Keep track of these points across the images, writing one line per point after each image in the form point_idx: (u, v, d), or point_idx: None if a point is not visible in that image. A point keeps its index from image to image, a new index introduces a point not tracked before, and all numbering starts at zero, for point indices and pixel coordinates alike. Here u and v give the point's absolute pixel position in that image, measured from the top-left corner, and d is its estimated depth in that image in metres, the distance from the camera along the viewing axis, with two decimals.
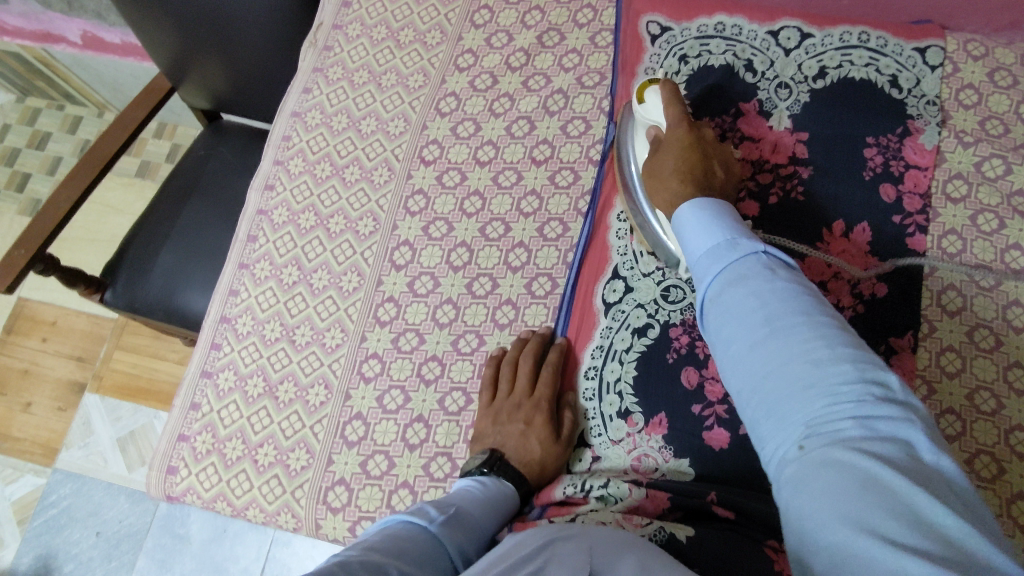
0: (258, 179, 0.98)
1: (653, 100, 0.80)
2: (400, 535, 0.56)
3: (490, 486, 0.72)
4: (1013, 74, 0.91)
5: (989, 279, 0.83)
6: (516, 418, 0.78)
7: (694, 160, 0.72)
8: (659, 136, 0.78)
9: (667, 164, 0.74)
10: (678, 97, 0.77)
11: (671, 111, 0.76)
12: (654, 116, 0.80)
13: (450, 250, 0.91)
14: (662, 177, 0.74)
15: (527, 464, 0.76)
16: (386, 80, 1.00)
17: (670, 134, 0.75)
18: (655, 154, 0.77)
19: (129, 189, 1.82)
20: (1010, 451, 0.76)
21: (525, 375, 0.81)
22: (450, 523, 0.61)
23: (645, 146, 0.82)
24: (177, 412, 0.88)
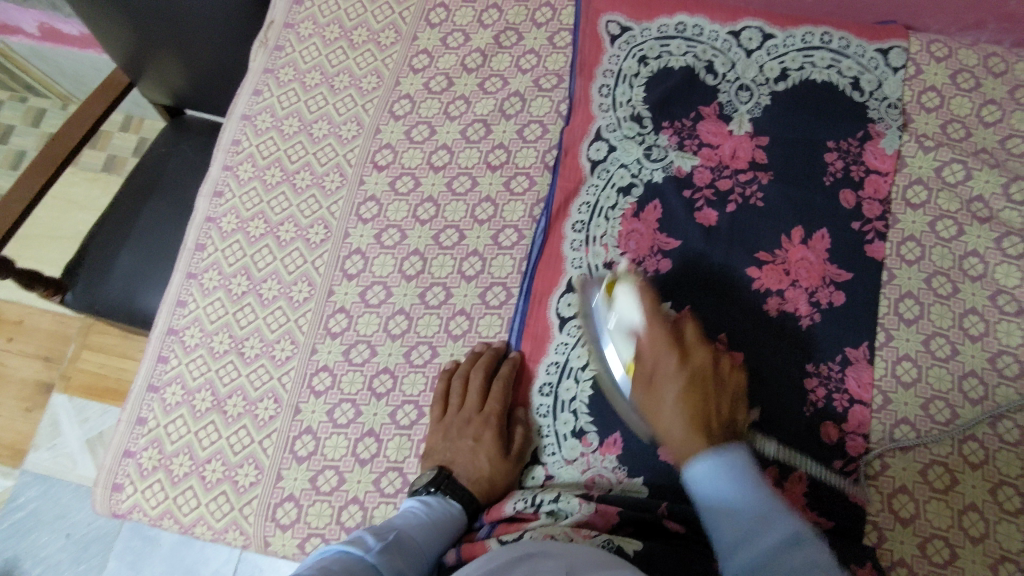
0: (207, 185, 0.95)
1: (624, 300, 0.73)
2: (338, 566, 0.55)
3: (434, 508, 0.72)
4: (975, 77, 0.89)
5: (947, 287, 0.82)
6: (466, 435, 0.78)
7: (697, 404, 0.66)
8: (637, 368, 0.70)
9: (666, 404, 0.66)
10: (660, 312, 0.71)
11: (653, 330, 0.70)
12: (625, 316, 0.72)
13: (403, 258, 0.89)
14: (659, 410, 0.67)
15: (476, 482, 0.76)
16: (338, 81, 0.97)
17: (664, 365, 0.68)
18: (645, 384, 0.69)
19: (93, 185, 1.77)
20: (963, 462, 0.76)
21: (476, 391, 0.79)
22: (388, 550, 0.61)
23: (625, 342, 0.72)
24: (123, 427, 0.86)
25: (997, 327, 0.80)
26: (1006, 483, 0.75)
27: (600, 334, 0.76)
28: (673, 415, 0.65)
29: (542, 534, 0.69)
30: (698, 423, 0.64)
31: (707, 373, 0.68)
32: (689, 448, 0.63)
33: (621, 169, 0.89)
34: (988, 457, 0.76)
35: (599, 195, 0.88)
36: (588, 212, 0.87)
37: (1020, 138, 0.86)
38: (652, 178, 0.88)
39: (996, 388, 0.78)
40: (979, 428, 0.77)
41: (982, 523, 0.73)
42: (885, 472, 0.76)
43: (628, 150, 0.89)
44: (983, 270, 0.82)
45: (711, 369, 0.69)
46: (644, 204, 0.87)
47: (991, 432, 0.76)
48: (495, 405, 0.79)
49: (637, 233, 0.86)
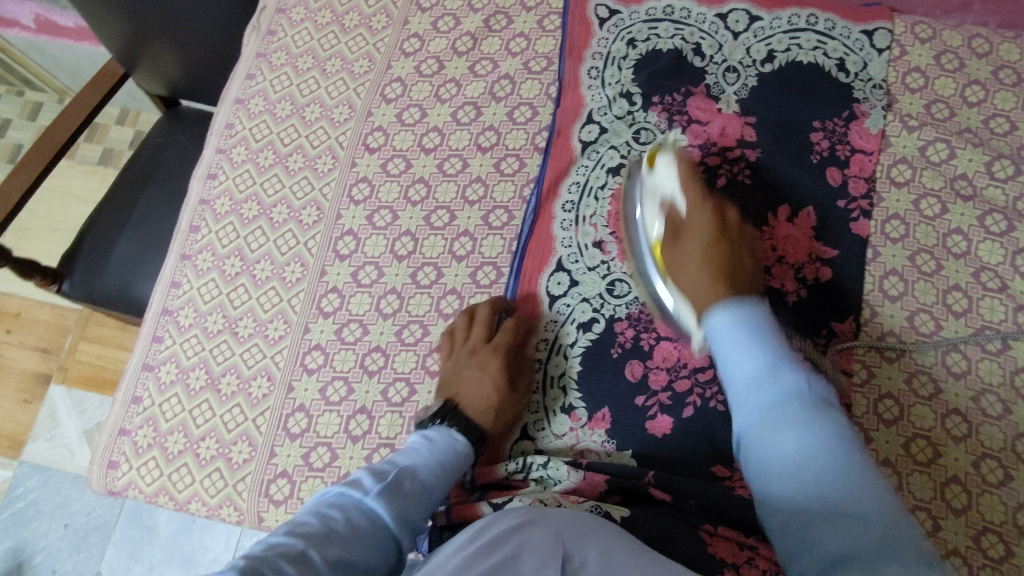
0: (200, 168, 0.96)
1: (665, 171, 0.78)
2: (332, 514, 0.56)
3: (438, 443, 0.69)
4: (959, 57, 0.90)
5: (931, 264, 0.83)
6: (472, 365, 0.78)
7: (727, 256, 0.71)
8: (671, 218, 0.76)
9: (694, 245, 0.72)
10: (691, 170, 0.77)
11: (688, 197, 0.75)
12: (665, 191, 0.78)
13: (395, 239, 0.90)
14: (684, 262, 0.72)
15: (481, 411, 0.75)
16: (330, 66, 0.98)
17: (693, 218, 0.74)
18: (675, 238, 0.75)
19: (91, 177, 1.78)
20: (946, 435, 0.77)
21: (483, 324, 0.81)
22: (389, 490, 0.60)
23: (655, 217, 0.78)
24: (118, 406, 0.87)
25: (980, 303, 0.81)
26: (988, 456, 0.76)
27: (635, 221, 0.81)
28: (695, 280, 0.71)
29: (531, 499, 0.71)
30: (723, 274, 0.69)
31: (734, 227, 0.73)
32: (715, 301, 0.67)
33: (611, 150, 0.90)
34: (971, 430, 0.77)
35: (588, 176, 0.89)
36: (577, 193, 0.88)
37: (1003, 117, 0.87)
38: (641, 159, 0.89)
39: (979, 362, 0.79)
40: (962, 402, 0.78)
41: (964, 494, 0.75)
42: (870, 445, 0.77)
43: (617, 131, 0.90)
44: (966, 248, 0.83)
45: (739, 254, 0.73)
46: None
47: (974, 406, 0.77)
48: (502, 339, 0.80)
49: None
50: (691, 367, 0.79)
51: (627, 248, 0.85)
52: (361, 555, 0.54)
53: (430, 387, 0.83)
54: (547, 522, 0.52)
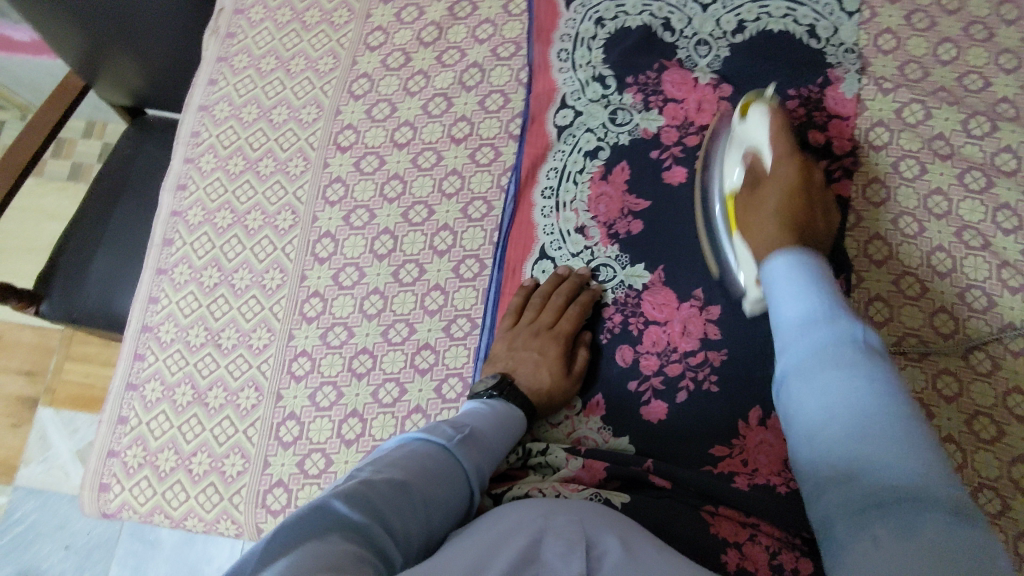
0: (169, 180, 0.94)
1: (756, 118, 0.77)
2: (421, 453, 0.58)
3: (497, 408, 0.71)
4: (930, 16, 0.90)
5: (913, 226, 0.83)
6: (533, 347, 0.78)
7: (798, 200, 0.70)
8: (755, 168, 0.75)
9: (771, 195, 0.71)
10: (786, 132, 0.74)
11: (776, 143, 0.73)
12: (750, 140, 0.77)
13: (374, 238, 0.88)
14: (758, 210, 0.72)
15: (535, 392, 0.75)
16: (294, 65, 0.96)
17: (777, 170, 0.72)
18: (753, 188, 0.74)
19: (62, 193, 1.72)
20: (938, 395, 0.77)
21: (553, 310, 0.80)
22: (467, 442, 0.62)
23: (738, 162, 0.79)
24: (104, 428, 0.85)
25: (964, 262, 0.81)
26: (981, 413, 0.76)
27: (714, 179, 0.83)
28: (764, 239, 0.69)
29: (529, 487, 0.70)
30: (793, 221, 0.68)
31: (813, 184, 0.73)
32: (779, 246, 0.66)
33: (587, 133, 0.89)
34: (963, 389, 0.77)
35: (566, 161, 0.88)
36: (556, 178, 0.87)
37: (977, 73, 0.87)
38: (618, 140, 0.88)
39: (965, 321, 0.79)
40: (952, 361, 0.78)
41: (959, 453, 0.75)
42: None
43: (593, 113, 0.89)
44: (947, 207, 0.83)
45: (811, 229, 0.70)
46: (612, 166, 0.87)
47: (964, 364, 0.78)
48: (566, 326, 0.79)
49: (606, 196, 0.86)
50: (681, 351, 0.80)
51: (610, 232, 0.85)
52: (448, 493, 0.57)
53: (421, 385, 0.82)
54: (572, 511, 0.55)
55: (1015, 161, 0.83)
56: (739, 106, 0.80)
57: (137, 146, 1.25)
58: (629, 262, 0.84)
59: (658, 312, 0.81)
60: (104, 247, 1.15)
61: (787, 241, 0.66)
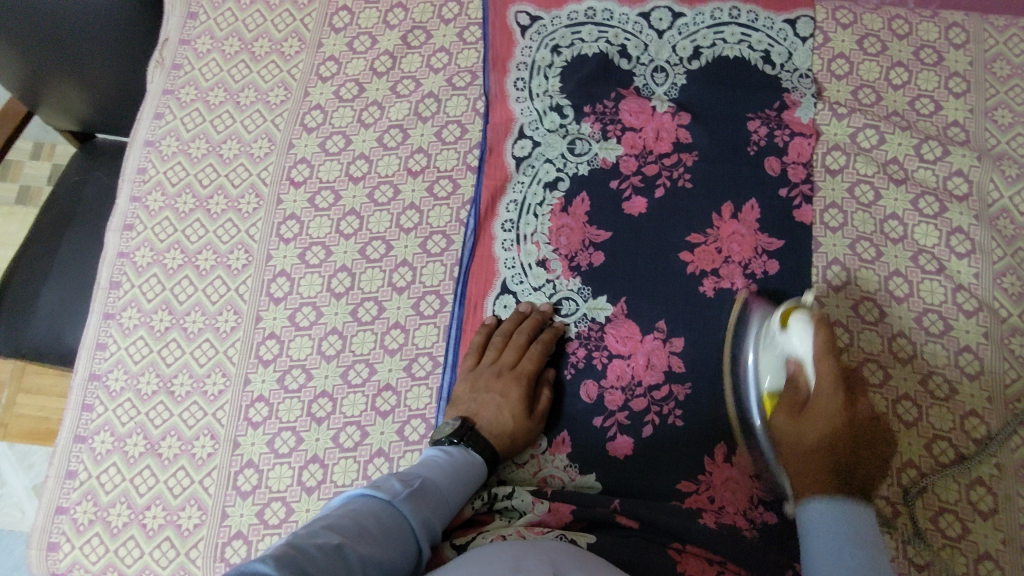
0: (115, 219, 0.91)
1: (799, 334, 0.69)
2: (363, 512, 0.57)
3: (456, 457, 0.70)
4: (882, 40, 0.90)
5: (870, 251, 0.83)
6: (495, 389, 0.76)
7: (844, 445, 0.63)
8: (796, 381, 0.68)
9: (811, 435, 0.64)
10: (829, 343, 0.66)
11: (822, 380, 0.65)
12: (791, 350, 0.70)
13: (331, 276, 0.86)
14: (803, 421, 0.65)
15: (498, 436, 0.74)
16: (244, 98, 0.93)
17: (822, 403, 0.64)
18: (800, 412, 0.66)
19: (8, 220, 1.64)
20: (898, 420, 0.78)
21: (514, 348, 0.79)
22: (415, 496, 0.62)
23: (773, 367, 0.73)
24: (51, 483, 0.82)
25: (920, 287, 0.82)
26: (940, 438, 0.77)
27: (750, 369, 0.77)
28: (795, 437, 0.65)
29: (494, 535, 0.69)
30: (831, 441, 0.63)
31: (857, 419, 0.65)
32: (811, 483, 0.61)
33: (546, 164, 0.88)
34: (921, 415, 0.78)
35: (526, 192, 0.87)
36: (516, 211, 0.86)
37: (927, 97, 0.88)
38: (577, 171, 0.87)
39: (923, 346, 0.80)
40: (911, 386, 0.79)
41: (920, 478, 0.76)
42: None
43: (552, 143, 0.88)
44: (903, 232, 0.83)
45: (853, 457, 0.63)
46: (573, 197, 0.86)
47: (922, 389, 0.78)
48: (529, 365, 0.78)
49: (567, 228, 0.85)
50: (645, 385, 0.79)
51: (572, 265, 0.84)
52: (391, 554, 0.55)
53: (382, 427, 0.80)
54: (539, 550, 0.55)
55: (966, 185, 0.84)
56: (778, 313, 0.74)
57: (84, 175, 1.20)
58: (592, 294, 0.83)
59: (622, 346, 0.81)
60: (52, 282, 1.10)
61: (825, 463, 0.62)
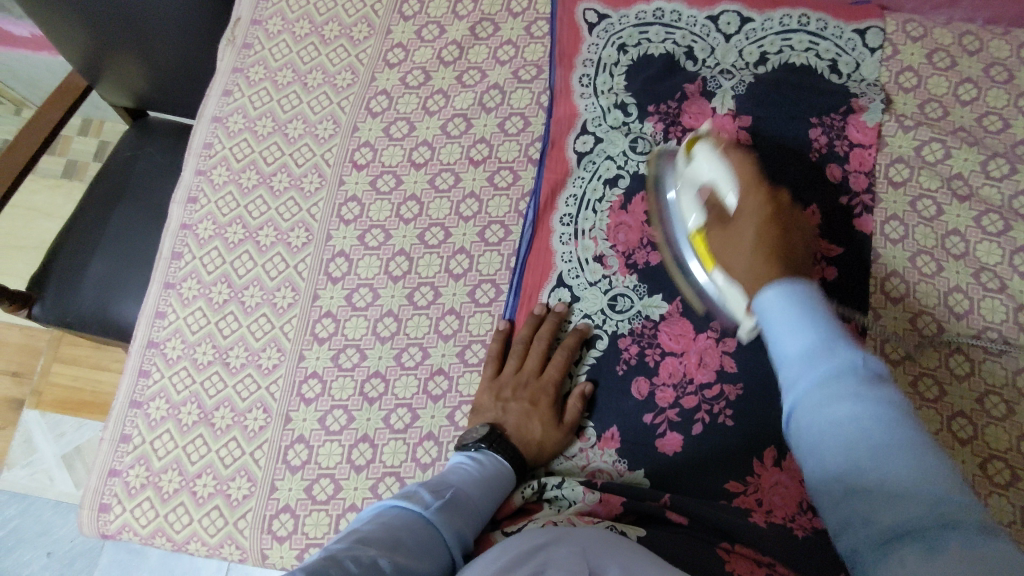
0: (180, 192, 0.92)
1: (705, 160, 0.75)
2: (396, 521, 0.54)
3: (486, 466, 0.70)
4: (951, 55, 0.90)
5: (931, 265, 0.83)
6: (523, 397, 0.77)
7: (774, 224, 0.66)
8: (721, 211, 0.72)
9: (746, 230, 0.66)
10: (749, 172, 0.70)
11: (735, 180, 0.70)
12: (705, 176, 0.75)
13: (389, 259, 0.87)
14: (738, 241, 0.67)
15: (526, 444, 0.75)
16: (311, 79, 0.95)
17: (743, 204, 0.68)
18: (723, 227, 0.70)
19: (55, 190, 1.65)
20: (953, 437, 0.77)
21: (538, 357, 0.79)
22: (448, 506, 0.60)
23: (693, 205, 0.77)
24: (106, 445, 0.83)
25: (982, 304, 0.81)
26: (995, 457, 0.76)
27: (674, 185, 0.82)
28: (748, 266, 0.63)
29: (544, 521, 0.69)
30: (783, 254, 0.63)
31: (786, 208, 0.68)
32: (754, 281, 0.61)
33: (607, 161, 0.88)
34: (977, 432, 0.77)
35: (585, 188, 0.87)
36: (575, 205, 0.86)
37: (996, 115, 0.87)
38: (638, 170, 0.87)
39: (981, 364, 0.79)
40: (967, 404, 0.78)
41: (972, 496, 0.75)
42: None
43: (614, 141, 0.88)
44: (965, 248, 0.83)
45: (794, 244, 0.65)
46: (632, 196, 0.87)
47: (979, 408, 0.78)
48: (554, 375, 0.79)
49: (625, 226, 0.86)
50: (697, 382, 0.79)
51: (628, 262, 0.84)
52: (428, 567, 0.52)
53: (432, 411, 0.81)
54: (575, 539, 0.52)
55: None
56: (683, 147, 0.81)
57: (138, 147, 1.21)
58: (647, 292, 0.83)
59: (675, 344, 0.81)
60: (104, 250, 1.11)
61: (762, 271, 0.61)
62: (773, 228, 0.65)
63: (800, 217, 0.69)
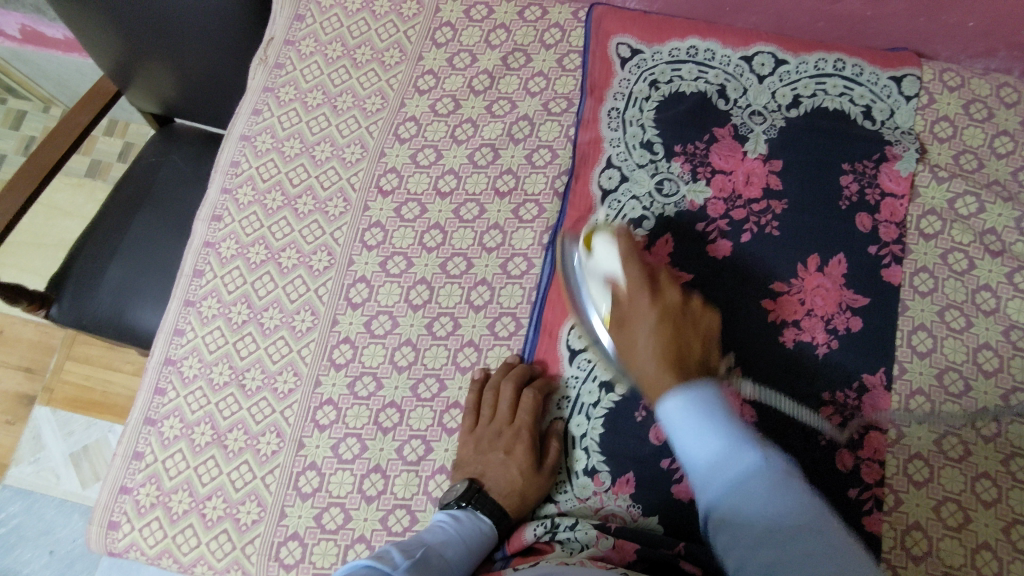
0: (205, 208, 0.92)
1: (604, 253, 0.75)
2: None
3: (464, 522, 0.71)
4: (988, 107, 0.88)
5: (960, 321, 0.81)
6: (498, 448, 0.77)
7: (671, 334, 0.67)
8: (614, 296, 0.73)
9: (640, 335, 0.68)
10: (632, 250, 0.73)
11: (627, 273, 0.72)
12: (601, 268, 0.75)
13: (410, 287, 0.86)
14: (632, 348, 0.68)
15: (507, 495, 0.75)
16: (341, 102, 0.95)
17: (634, 304, 0.70)
18: (620, 325, 0.71)
19: (76, 191, 1.66)
20: (976, 499, 0.75)
21: (507, 402, 0.78)
22: (415, 569, 0.60)
23: (601, 295, 0.75)
24: (118, 461, 0.83)
25: (1011, 363, 0.79)
26: (1020, 523, 0.74)
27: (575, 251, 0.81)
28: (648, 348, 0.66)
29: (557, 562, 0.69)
30: (675, 336, 0.67)
31: (678, 308, 0.69)
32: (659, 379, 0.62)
33: (632, 201, 0.87)
34: (1001, 495, 0.75)
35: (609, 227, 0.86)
36: None
37: None
38: (664, 212, 0.86)
39: (1009, 425, 0.77)
40: (992, 465, 0.76)
41: (995, 561, 0.73)
42: (900, 508, 0.75)
43: (640, 180, 0.88)
44: (996, 305, 0.81)
45: (692, 347, 0.66)
46: (656, 239, 0.86)
47: (1004, 470, 0.76)
48: (526, 418, 0.78)
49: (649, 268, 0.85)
50: None
51: None
52: None
53: (447, 445, 0.80)
54: None
55: None
56: (582, 240, 0.80)
57: (161, 156, 1.21)
58: None
59: None
60: (122, 258, 1.11)
61: (669, 385, 0.61)
62: (649, 299, 0.70)
63: (696, 307, 0.70)
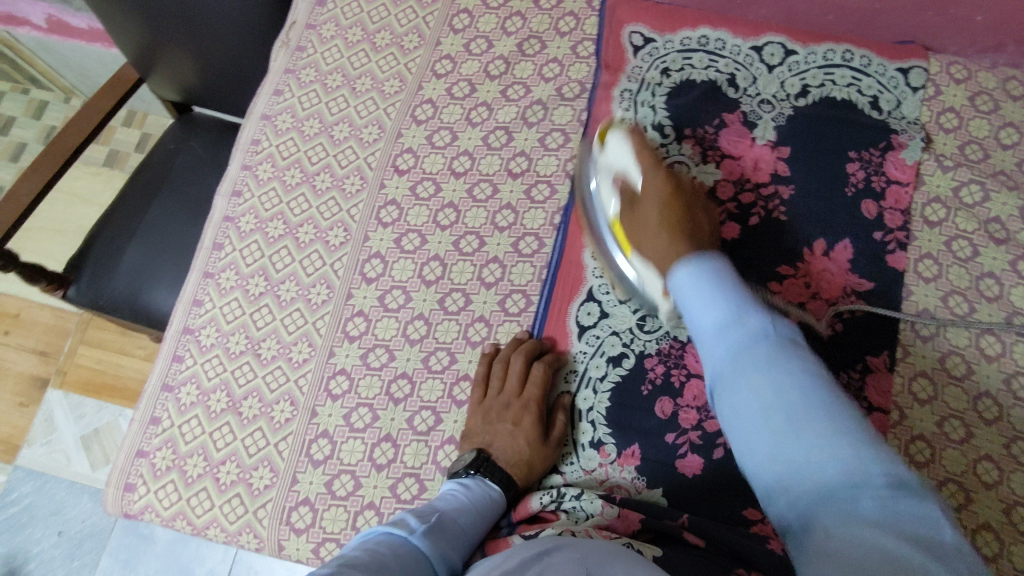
0: (225, 184, 0.95)
1: (617, 147, 0.82)
2: (382, 549, 0.56)
3: (474, 490, 0.72)
4: (994, 99, 0.90)
5: (963, 306, 0.82)
6: (506, 419, 0.78)
7: (678, 210, 0.76)
8: (627, 191, 0.80)
9: (653, 207, 0.76)
10: (644, 147, 0.81)
11: (641, 166, 0.79)
12: (615, 163, 0.82)
13: (423, 263, 0.88)
14: (646, 232, 0.76)
15: (515, 465, 0.76)
16: (360, 85, 0.98)
17: (647, 185, 0.78)
18: (633, 208, 0.78)
19: (96, 177, 1.69)
20: (977, 480, 0.76)
21: (516, 375, 0.79)
22: (431, 532, 0.62)
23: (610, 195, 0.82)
24: (136, 426, 0.85)
25: (1014, 348, 0.80)
26: (1020, 504, 0.75)
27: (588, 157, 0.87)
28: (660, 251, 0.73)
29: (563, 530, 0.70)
30: (683, 221, 0.74)
31: (685, 189, 0.78)
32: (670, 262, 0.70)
33: None
34: (1002, 477, 0.76)
35: None
36: None
37: None
38: None
39: (1010, 409, 0.78)
40: (993, 448, 0.77)
41: (995, 542, 0.74)
42: None
43: None
44: (999, 291, 0.83)
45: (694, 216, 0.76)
46: None
47: (1006, 452, 0.77)
48: (534, 390, 0.79)
49: None
50: None
51: None
52: None
53: (456, 416, 0.82)
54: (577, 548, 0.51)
55: None
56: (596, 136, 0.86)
57: (182, 140, 1.24)
58: None
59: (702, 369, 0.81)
60: (142, 237, 1.14)
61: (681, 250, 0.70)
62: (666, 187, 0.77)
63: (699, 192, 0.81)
